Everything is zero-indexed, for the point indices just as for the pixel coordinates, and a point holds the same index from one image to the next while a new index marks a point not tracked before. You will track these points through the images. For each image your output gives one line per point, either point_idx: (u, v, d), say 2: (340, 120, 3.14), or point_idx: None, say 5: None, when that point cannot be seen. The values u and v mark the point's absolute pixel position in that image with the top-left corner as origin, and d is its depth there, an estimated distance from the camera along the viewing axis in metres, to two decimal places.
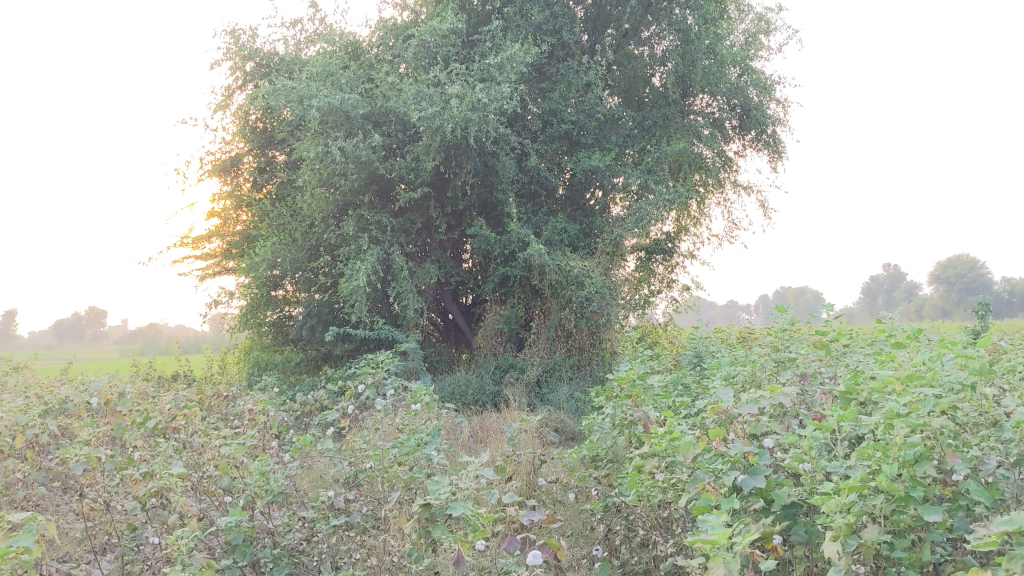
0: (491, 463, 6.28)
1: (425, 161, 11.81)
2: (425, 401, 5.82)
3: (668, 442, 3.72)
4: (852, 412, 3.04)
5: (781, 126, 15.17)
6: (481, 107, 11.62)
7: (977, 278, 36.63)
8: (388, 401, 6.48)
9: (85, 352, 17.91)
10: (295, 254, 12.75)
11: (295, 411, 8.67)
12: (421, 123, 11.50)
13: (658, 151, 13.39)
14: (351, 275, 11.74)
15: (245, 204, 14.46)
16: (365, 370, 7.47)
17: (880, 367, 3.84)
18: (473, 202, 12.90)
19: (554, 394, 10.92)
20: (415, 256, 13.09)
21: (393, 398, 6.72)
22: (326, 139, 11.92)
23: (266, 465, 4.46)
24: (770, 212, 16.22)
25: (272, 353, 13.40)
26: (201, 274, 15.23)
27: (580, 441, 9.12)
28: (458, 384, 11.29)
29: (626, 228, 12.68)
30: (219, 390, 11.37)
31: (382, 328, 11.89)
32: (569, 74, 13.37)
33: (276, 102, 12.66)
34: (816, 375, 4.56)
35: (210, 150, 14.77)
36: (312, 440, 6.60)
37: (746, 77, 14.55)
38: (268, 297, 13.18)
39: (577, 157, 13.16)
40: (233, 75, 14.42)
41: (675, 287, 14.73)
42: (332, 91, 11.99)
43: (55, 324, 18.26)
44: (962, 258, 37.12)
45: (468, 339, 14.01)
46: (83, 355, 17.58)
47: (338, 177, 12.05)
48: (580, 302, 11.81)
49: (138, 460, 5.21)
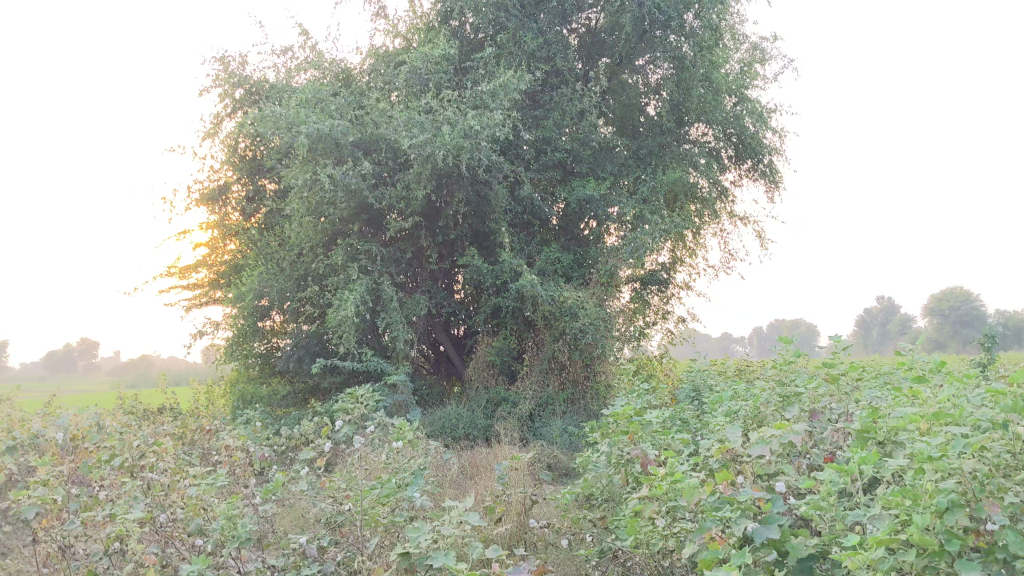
0: (480, 502, 5.97)
1: (416, 189, 11.57)
2: (411, 437, 5.53)
3: (669, 484, 3.45)
4: (875, 454, 2.78)
5: (778, 156, 14.99)
6: (473, 135, 11.40)
7: (971, 310, 36.39)
8: (371, 437, 6.20)
9: (72, 384, 17.56)
10: (282, 284, 12.49)
11: (278, 446, 8.37)
12: (412, 151, 11.28)
13: (653, 180, 13.19)
14: (339, 306, 11.45)
15: (232, 233, 14.20)
16: (349, 403, 7.18)
17: (898, 404, 3.57)
18: (465, 232, 12.66)
19: (548, 428, 10.62)
20: (406, 286, 12.82)
21: (377, 433, 6.42)
22: (315, 166, 11.69)
23: (234, 508, 4.16)
24: (765, 243, 16.00)
25: (258, 386, 13.08)
26: (188, 305, 14.93)
27: (574, 478, 8.81)
28: (448, 418, 10.97)
29: (621, 258, 12.42)
30: (201, 423, 11.03)
31: (371, 359, 11.58)
32: (563, 102, 13.19)
33: (264, 129, 12.43)
34: (826, 411, 4.28)
35: (198, 178, 14.52)
36: (291, 477, 6.30)
37: (742, 106, 14.39)
38: (255, 329, 12.88)
39: (571, 186, 12.95)
40: (222, 102, 14.20)
41: (671, 319, 14.46)
42: (321, 117, 11.77)
43: (44, 355, 17.96)
44: (956, 291, 36.91)
45: (460, 372, 13.70)
46: (70, 387, 17.23)
47: (327, 206, 11.81)
48: (574, 333, 11.54)
49: (102, 501, 4.90)
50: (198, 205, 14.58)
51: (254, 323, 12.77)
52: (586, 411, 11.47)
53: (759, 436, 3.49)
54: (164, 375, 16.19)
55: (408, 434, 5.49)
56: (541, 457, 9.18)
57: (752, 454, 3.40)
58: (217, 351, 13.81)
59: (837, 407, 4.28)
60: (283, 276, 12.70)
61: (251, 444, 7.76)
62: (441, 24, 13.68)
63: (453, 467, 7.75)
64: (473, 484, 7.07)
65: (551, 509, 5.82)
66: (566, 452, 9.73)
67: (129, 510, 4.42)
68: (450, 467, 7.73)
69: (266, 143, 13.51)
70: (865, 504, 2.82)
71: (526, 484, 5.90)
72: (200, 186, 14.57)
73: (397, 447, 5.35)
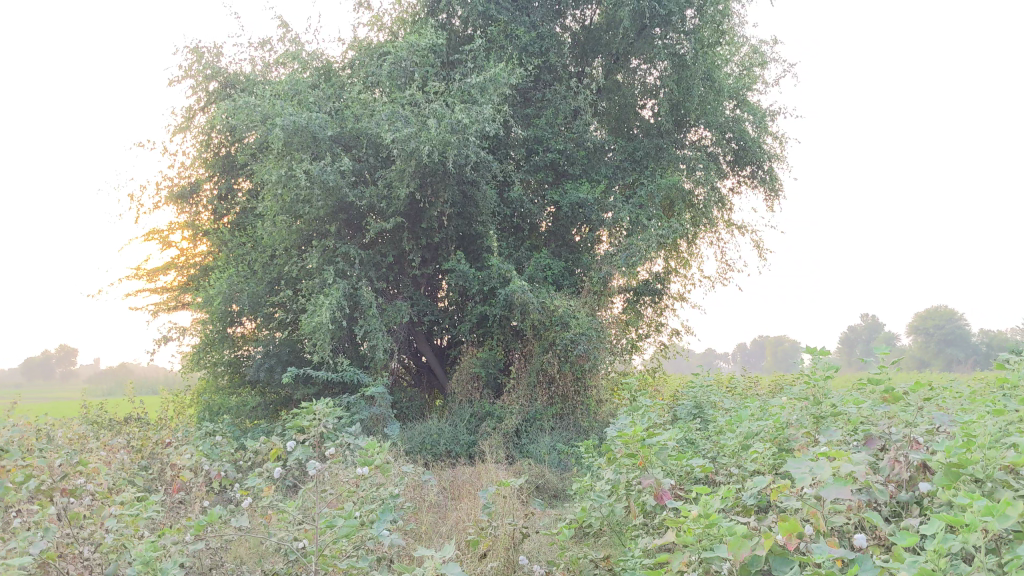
0: (462, 536, 5.16)
1: (398, 188, 10.81)
2: (382, 461, 4.76)
3: (702, 530, 2.74)
4: (1004, 504, 2.12)
5: (779, 162, 14.29)
6: (460, 129, 10.65)
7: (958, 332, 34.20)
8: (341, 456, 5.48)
9: (43, 392, 16.76)
10: (253, 288, 11.74)
11: (240, 462, 7.61)
12: (395, 145, 10.54)
13: (651, 183, 12.46)
14: (313, 311, 10.69)
15: (203, 233, 13.44)
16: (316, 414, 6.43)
17: (1001, 441, 2.89)
18: (450, 234, 11.91)
19: (535, 445, 9.88)
20: (386, 292, 12.04)
21: (347, 450, 5.68)
22: (291, 161, 10.91)
23: (155, 549, 3.39)
24: (763, 253, 15.31)
25: (227, 396, 12.27)
26: (156, 310, 14.11)
27: (565, 502, 8.07)
28: (429, 433, 10.20)
29: (615, 265, 11.72)
30: (161, 434, 10.25)
31: (347, 369, 10.82)
32: (556, 99, 12.51)
33: (238, 123, 11.67)
34: (885, 439, 3.59)
35: (168, 175, 13.76)
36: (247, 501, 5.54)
37: (742, 110, 13.73)
38: (223, 335, 12.10)
39: (564, 190, 12.24)
40: (195, 95, 13.49)
41: (664, 331, 13.73)
42: (298, 109, 11.02)
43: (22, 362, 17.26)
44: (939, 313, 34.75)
45: (442, 384, 12.92)
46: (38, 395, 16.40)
47: (303, 204, 11.01)
48: (565, 344, 10.80)
49: (10, 531, 4.14)
50: (167, 203, 13.81)
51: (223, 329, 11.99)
52: (577, 428, 10.74)
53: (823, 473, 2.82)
54: (134, 383, 15.37)
55: (378, 456, 4.71)
56: (529, 478, 8.46)
57: (812, 493, 2.71)
58: (184, 359, 13.01)
59: (897, 432, 3.59)
60: (255, 279, 11.93)
61: (208, 461, 7.00)
62: (428, 17, 12.97)
63: (434, 491, 7.00)
64: (456, 511, 6.31)
65: (542, 542, 5.08)
66: (556, 472, 8.98)
67: (30, 543, 3.66)
68: (432, 490, 6.99)
69: (240, 138, 12.75)
70: (987, 570, 2.16)
71: (514, 513, 5.15)
72: (171, 183, 13.81)
73: (362, 474, 4.59)
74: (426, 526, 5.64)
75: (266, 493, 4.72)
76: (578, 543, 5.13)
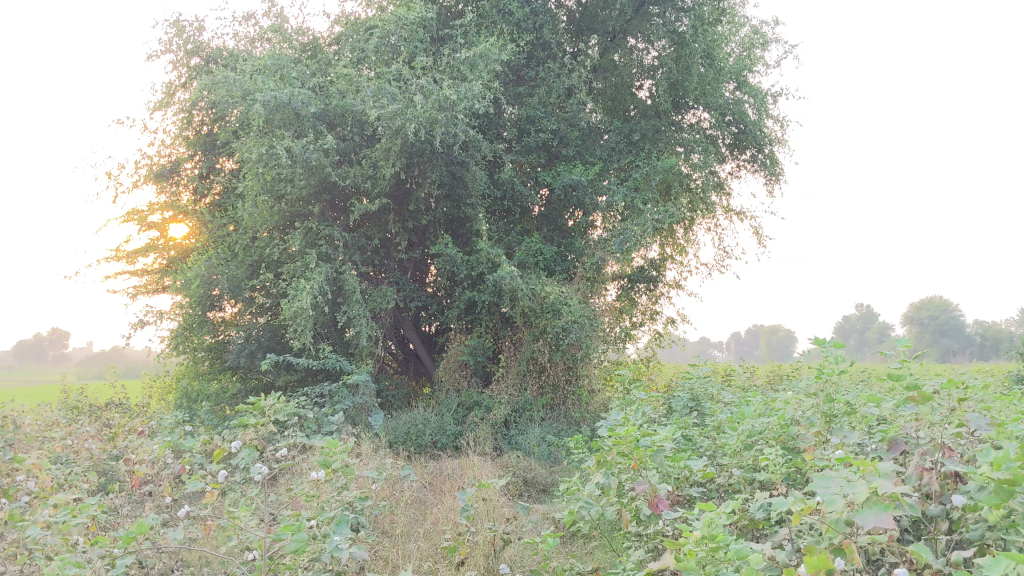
0: (439, 544, 4.75)
1: (384, 167, 10.34)
2: (345, 460, 4.36)
3: (706, 554, 2.40)
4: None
5: (779, 146, 13.85)
6: (449, 107, 10.20)
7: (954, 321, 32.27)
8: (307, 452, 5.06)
9: (30, 376, 16.41)
10: (234, 271, 11.31)
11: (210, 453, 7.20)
12: (380, 123, 10.07)
13: (647, 166, 12.00)
14: (294, 296, 10.26)
15: (183, 214, 12.98)
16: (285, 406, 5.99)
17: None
18: (438, 217, 11.48)
19: (524, 437, 9.50)
20: (371, 276, 11.62)
21: (315, 446, 5.25)
22: (271, 138, 10.43)
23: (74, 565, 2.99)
24: (762, 240, 14.90)
25: (206, 382, 11.85)
26: (136, 293, 13.65)
27: (555, 498, 7.68)
28: (414, 422, 9.77)
29: (609, 250, 11.29)
30: (133, 423, 9.83)
31: (329, 357, 10.40)
32: (550, 78, 12.05)
33: (218, 99, 11.22)
34: (910, 444, 3.21)
35: (147, 154, 13.29)
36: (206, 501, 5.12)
37: (742, 92, 13.26)
38: (202, 321, 11.67)
39: (556, 172, 11.81)
40: (175, 71, 13.00)
41: (659, 320, 13.34)
42: (280, 85, 10.55)
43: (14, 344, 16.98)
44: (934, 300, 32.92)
45: (429, 371, 12.52)
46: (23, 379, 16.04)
47: (284, 183, 10.56)
48: (556, 332, 10.38)
49: None
50: (146, 182, 13.34)
51: (202, 312, 11.57)
52: (567, 419, 10.35)
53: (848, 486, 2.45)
54: (114, 367, 14.92)
55: (340, 456, 4.29)
56: (515, 471, 8.08)
57: (836, 514, 2.37)
58: (163, 343, 12.58)
59: (924, 436, 3.21)
60: (235, 262, 11.50)
61: (173, 454, 6.59)
62: None
63: (415, 488, 6.61)
64: (436, 510, 5.91)
65: (525, 548, 4.68)
66: (545, 466, 8.58)
67: None
68: (412, 487, 6.59)
69: (222, 116, 12.29)
70: None
71: (495, 518, 4.76)
72: (150, 161, 13.33)
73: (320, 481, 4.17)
74: (403, 528, 5.24)
75: (210, 496, 4.28)
76: (565, 549, 4.74)
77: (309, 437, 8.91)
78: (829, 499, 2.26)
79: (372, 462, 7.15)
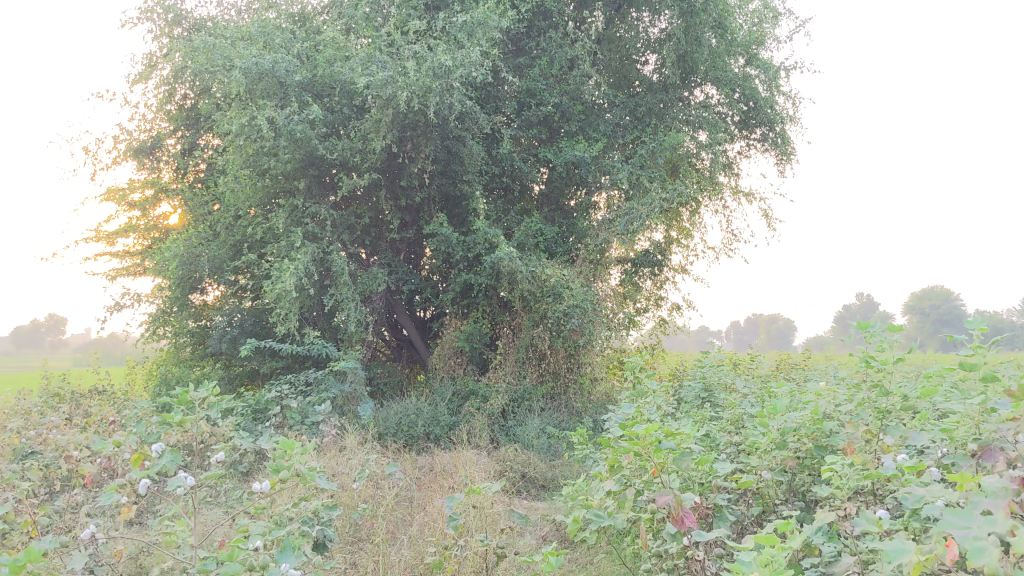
0: (425, 558, 4.18)
1: (374, 140, 9.69)
2: (301, 463, 3.74)
3: None
4: None
5: (791, 124, 13.16)
6: (443, 75, 9.55)
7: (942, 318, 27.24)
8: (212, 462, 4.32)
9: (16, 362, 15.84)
10: (215, 250, 10.69)
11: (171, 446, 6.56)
12: (370, 92, 9.41)
13: (653, 142, 11.34)
14: (277, 277, 9.63)
15: (164, 192, 12.32)
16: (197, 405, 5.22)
17: None
18: (432, 194, 10.83)
19: (522, 428, 8.91)
20: (362, 257, 11.01)
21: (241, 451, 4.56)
22: (253, 108, 9.78)
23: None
24: (772, 223, 14.23)
25: (187, 369, 11.25)
26: (115, 275, 13.01)
27: (555, 495, 7.08)
28: (405, 412, 9.12)
29: (613, 232, 10.67)
30: (105, 412, 9.25)
31: (315, 342, 9.78)
32: (551, 48, 11.38)
33: (199, 68, 10.55)
34: (1002, 451, 2.63)
35: (127, 129, 12.63)
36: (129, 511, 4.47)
37: (753, 66, 12.57)
38: (183, 304, 11.06)
39: (558, 148, 11.16)
40: (157, 41, 12.33)
41: (664, 306, 12.71)
42: (262, 51, 9.89)
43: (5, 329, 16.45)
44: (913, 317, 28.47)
45: (423, 358, 11.90)
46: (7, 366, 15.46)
47: (268, 157, 9.91)
48: (556, 317, 9.75)
49: None
50: (126, 159, 12.68)
51: (183, 294, 10.95)
52: (569, 410, 9.73)
53: (969, 518, 1.86)
54: (96, 351, 14.09)
55: (294, 459, 3.70)
56: (511, 466, 7.48)
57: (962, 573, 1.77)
58: (142, 327, 11.95)
59: (1019, 437, 2.63)
60: (216, 242, 10.87)
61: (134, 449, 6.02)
62: None
63: (403, 486, 6.02)
64: (425, 511, 5.31)
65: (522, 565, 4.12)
66: (544, 460, 7.97)
67: None
68: (400, 485, 6.00)
69: (205, 88, 11.63)
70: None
71: (487, 530, 4.20)
72: (129, 137, 12.66)
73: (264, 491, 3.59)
74: (385, 534, 4.66)
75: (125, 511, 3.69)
76: (567, 564, 4.18)
77: (291, 429, 8.31)
78: (970, 549, 1.68)
79: (354, 457, 6.55)
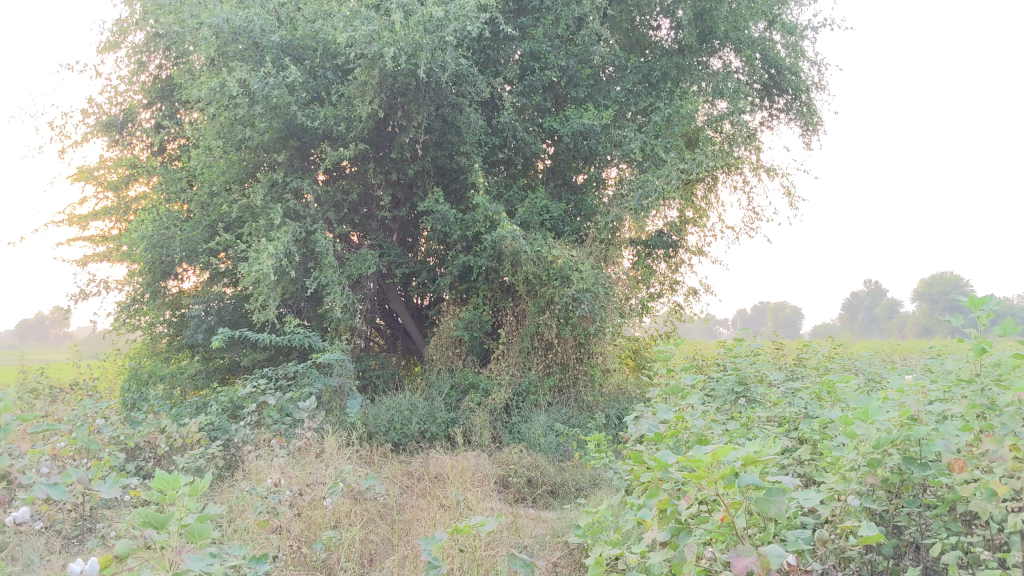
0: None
1: (360, 105, 8.70)
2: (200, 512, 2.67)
3: None
4: None
5: (816, 92, 12.12)
6: (435, 30, 8.57)
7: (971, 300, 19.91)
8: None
9: None
10: (189, 232, 9.71)
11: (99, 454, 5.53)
12: (353, 51, 8.42)
13: (669, 108, 10.30)
14: (254, 259, 8.64)
15: (138, 170, 11.34)
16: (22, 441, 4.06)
17: None
18: (427, 168, 9.86)
19: (528, 425, 7.95)
20: (350, 238, 10.05)
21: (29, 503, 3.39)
22: (225, 71, 8.80)
23: None
24: (795, 199, 13.19)
25: (162, 362, 10.28)
26: (87, 261, 12.05)
27: (566, 504, 6.10)
28: (398, 408, 8.14)
29: (626, 207, 9.68)
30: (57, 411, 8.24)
31: (296, 333, 8.82)
32: (557, 5, 10.29)
33: (168, 30, 9.56)
34: None
35: (96, 101, 11.64)
36: None
37: (773, 28, 11.49)
38: (156, 292, 10.09)
39: (564, 116, 10.16)
40: (129, 7, 11.36)
41: (680, 291, 11.72)
42: (234, 7, 8.90)
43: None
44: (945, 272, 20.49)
45: (419, 349, 10.94)
46: None
47: (244, 125, 8.92)
48: (565, 303, 8.77)
49: None
50: (97, 135, 11.70)
51: (154, 280, 9.98)
52: (578, 404, 8.84)
53: None
54: (77, 345, 13.24)
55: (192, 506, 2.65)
56: (515, 471, 6.51)
57: None
58: (113, 316, 10.98)
59: None
60: (191, 223, 9.89)
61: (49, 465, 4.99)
62: None
63: (387, 500, 5.04)
64: (410, 538, 4.33)
65: None
66: (553, 462, 7.00)
67: None
68: (383, 499, 5.02)
69: (179, 56, 10.67)
70: None
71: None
72: (100, 111, 11.67)
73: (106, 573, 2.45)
74: None
75: None
76: None
77: (269, 428, 7.33)
78: None
79: (329, 463, 5.56)
